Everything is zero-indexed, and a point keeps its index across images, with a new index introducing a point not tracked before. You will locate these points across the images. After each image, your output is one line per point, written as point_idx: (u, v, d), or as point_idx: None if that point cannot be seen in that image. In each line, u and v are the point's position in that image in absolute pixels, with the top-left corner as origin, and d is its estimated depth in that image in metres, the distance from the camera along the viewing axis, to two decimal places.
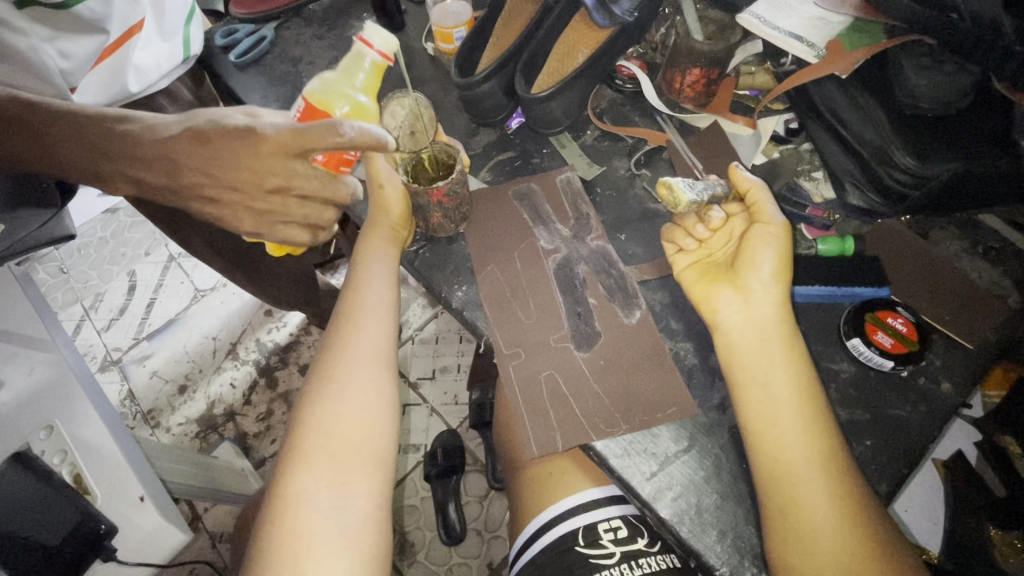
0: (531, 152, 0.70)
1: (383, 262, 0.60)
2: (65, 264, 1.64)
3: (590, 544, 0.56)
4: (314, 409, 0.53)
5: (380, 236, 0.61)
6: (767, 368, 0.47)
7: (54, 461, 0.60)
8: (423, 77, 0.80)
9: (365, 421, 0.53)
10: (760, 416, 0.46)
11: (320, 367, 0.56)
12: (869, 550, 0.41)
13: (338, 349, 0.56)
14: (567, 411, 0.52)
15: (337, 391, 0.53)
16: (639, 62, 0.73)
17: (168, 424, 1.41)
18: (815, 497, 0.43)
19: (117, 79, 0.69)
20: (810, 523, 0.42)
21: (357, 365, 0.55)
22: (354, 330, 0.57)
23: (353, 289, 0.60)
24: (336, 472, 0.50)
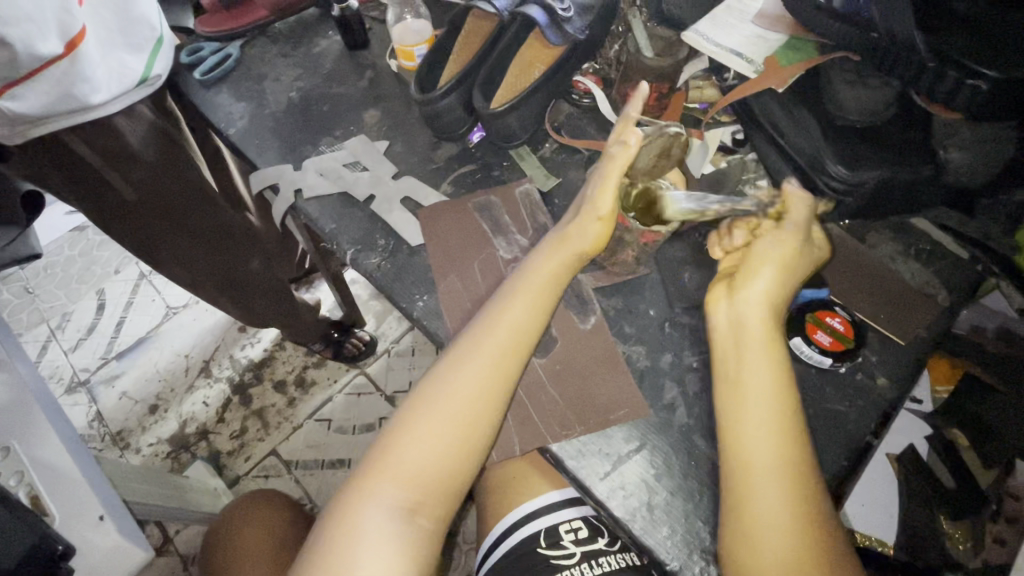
0: (491, 165, 0.72)
1: (541, 282, 0.55)
2: (30, 284, 1.61)
3: (551, 545, 0.58)
4: (428, 399, 0.51)
5: (558, 254, 0.57)
6: (748, 371, 0.48)
7: (10, 482, 0.61)
8: (387, 94, 0.82)
9: (462, 447, 0.49)
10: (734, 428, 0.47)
11: (437, 369, 0.53)
12: (820, 571, 0.41)
13: (469, 352, 0.52)
14: (523, 414, 0.53)
15: (454, 391, 0.51)
16: (595, 78, 0.75)
17: (138, 445, 1.38)
18: (775, 514, 0.43)
19: (63, 90, 0.66)
20: (768, 540, 0.42)
21: (464, 387, 0.51)
22: (491, 342, 0.53)
23: (508, 293, 0.55)
24: (415, 486, 0.48)
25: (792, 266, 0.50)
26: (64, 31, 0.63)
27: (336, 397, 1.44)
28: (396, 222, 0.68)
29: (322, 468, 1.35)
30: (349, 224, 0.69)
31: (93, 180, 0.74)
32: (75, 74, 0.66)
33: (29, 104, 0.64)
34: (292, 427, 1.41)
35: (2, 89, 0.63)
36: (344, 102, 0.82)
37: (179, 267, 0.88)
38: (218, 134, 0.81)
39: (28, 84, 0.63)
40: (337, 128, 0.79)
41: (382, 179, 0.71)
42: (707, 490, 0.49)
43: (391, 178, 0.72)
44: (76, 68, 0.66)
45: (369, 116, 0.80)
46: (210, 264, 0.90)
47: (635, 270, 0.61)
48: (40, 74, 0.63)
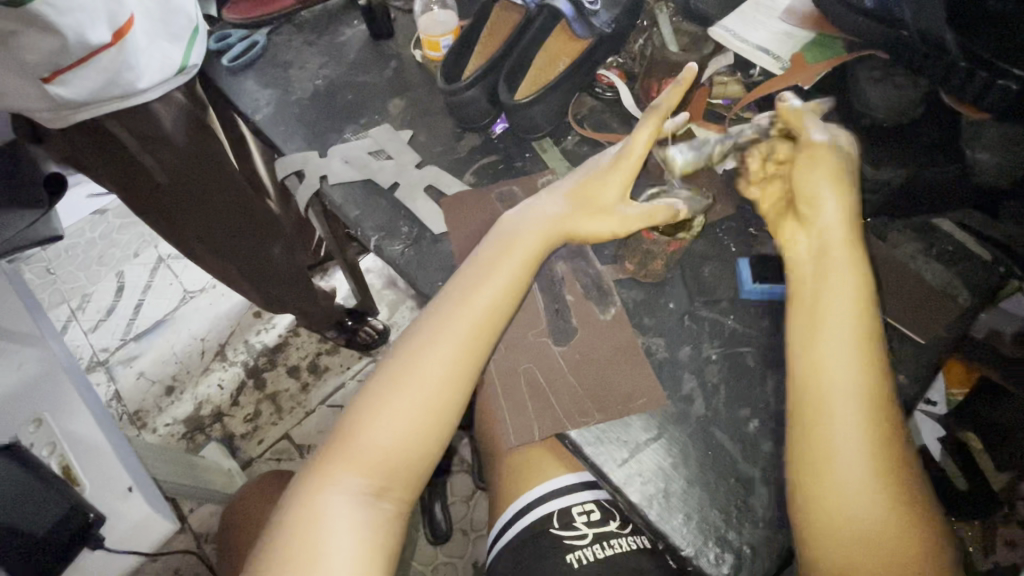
0: (513, 156, 0.73)
1: (514, 265, 0.55)
2: (52, 265, 1.64)
3: (564, 526, 0.60)
4: (394, 380, 0.51)
5: (536, 226, 0.56)
6: (826, 297, 0.48)
7: (43, 452, 0.63)
8: (411, 84, 0.83)
9: (425, 432, 0.51)
10: (811, 377, 0.46)
11: (402, 351, 0.53)
12: (901, 516, 0.42)
13: (437, 337, 0.52)
14: (543, 401, 0.54)
15: (420, 375, 0.51)
16: (619, 71, 0.75)
17: (154, 425, 1.41)
18: (854, 463, 0.43)
19: (107, 77, 0.67)
20: (844, 491, 0.42)
21: (428, 372, 0.51)
22: (462, 325, 0.53)
23: (483, 271, 0.55)
24: (377, 470, 0.50)
25: (850, 183, 0.50)
26: (112, 22, 0.65)
27: (349, 384, 1.46)
28: (418, 210, 0.69)
29: None
30: (372, 212, 0.70)
31: (124, 162, 0.76)
32: (122, 63, 0.68)
33: (74, 90, 0.66)
34: (304, 412, 1.43)
35: (50, 76, 0.64)
36: (368, 91, 0.83)
37: (203, 250, 0.90)
38: (245, 120, 0.82)
39: (76, 71, 0.65)
40: (362, 117, 0.80)
41: (406, 168, 0.73)
42: (722, 480, 0.50)
43: (414, 167, 0.73)
44: (123, 57, 0.68)
45: (393, 105, 0.81)
46: (230, 249, 0.92)
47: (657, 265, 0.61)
48: (87, 62, 0.65)
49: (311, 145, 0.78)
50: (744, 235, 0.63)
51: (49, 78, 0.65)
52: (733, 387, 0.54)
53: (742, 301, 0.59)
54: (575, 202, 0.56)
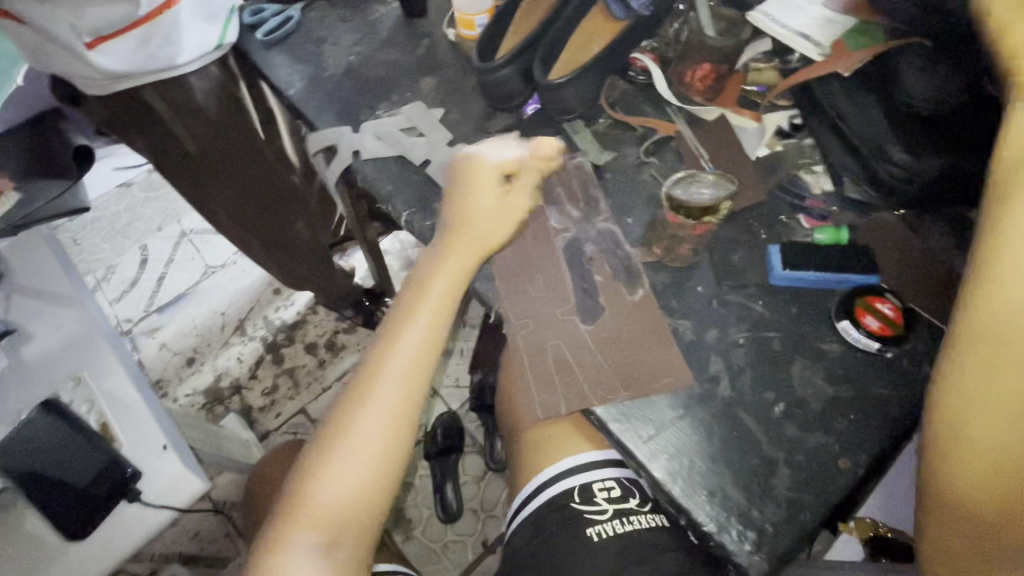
0: (544, 137, 0.73)
1: (430, 313, 0.59)
2: (78, 236, 1.68)
3: (584, 501, 0.61)
4: (338, 435, 0.54)
5: (456, 255, 0.59)
6: (1012, 217, 0.40)
7: (82, 409, 0.66)
8: (443, 63, 0.83)
9: (373, 480, 0.54)
10: (1002, 319, 0.38)
11: (341, 409, 0.56)
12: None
13: (370, 391, 0.55)
14: (569, 377, 0.55)
15: (361, 427, 0.54)
16: (653, 56, 0.76)
17: (175, 394, 1.45)
18: (1010, 408, 0.37)
19: (146, 49, 0.69)
20: (1013, 447, 0.37)
21: (371, 420, 0.54)
22: (395, 373, 0.56)
23: (402, 320, 0.59)
24: (329, 525, 0.52)
25: None
26: None
27: None
28: None
29: None
30: (402, 188, 0.71)
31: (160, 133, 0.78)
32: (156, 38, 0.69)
33: (116, 60, 0.68)
34: (321, 388, 1.46)
35: (93, 43, 0.66)
36: (400, 68, 0.83)
37: (230, 222, 0.92)
38: (278, 94, 0.83)
39: (119, 40, 0.67)
40: (394, 94, 0.81)
41: (437, 146, 0.73)
42: (745, 460, 0.50)
43: (445, 144, 0.73)
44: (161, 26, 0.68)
45: (424, 83, 0.81)
46: (256, 223, 0.94)
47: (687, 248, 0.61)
48: (129, 33, 0.67)
49: (343, 121, 0.79)
50: (774, 222, 0.63)
51: (92, 44, 0.66)
52: (759, 371, 0.55)
53: (770, 287, 0.59)
54: (457, 251, 0.59)
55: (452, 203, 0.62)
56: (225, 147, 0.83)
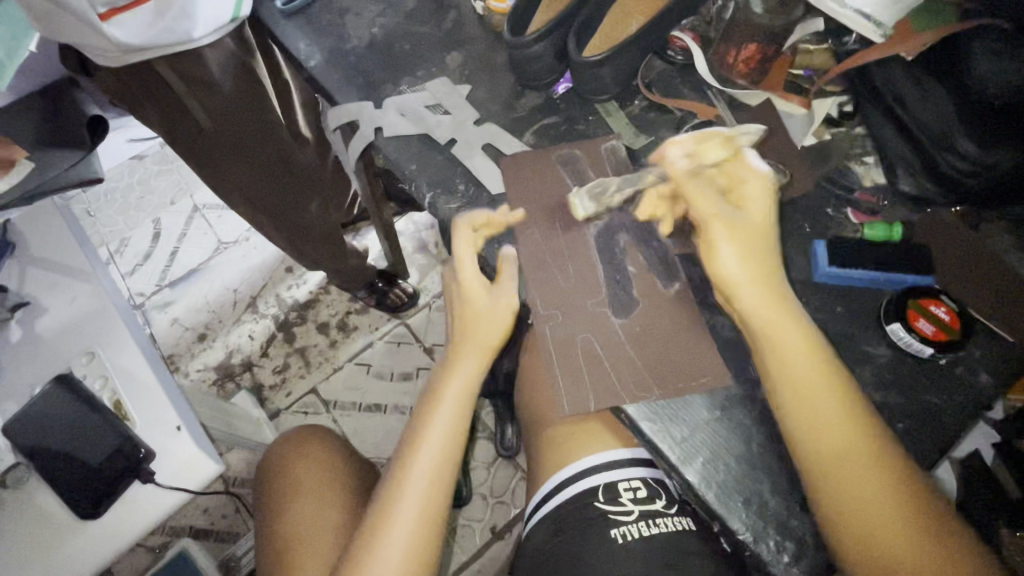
0: (576, 118, 0.70)
1: (462, 382, 0.59)
2: (91, 208, 1.67)
3: (609, 500, 0.59)
4: (382, 523, 0.55)
5: (467, 348, 0.59)
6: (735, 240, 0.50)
7: (95, 385, 0.65)
8: (470, 38, 0.79)
9: (418, 546, 0.54)
10: (810, 396, 0.46)
11: (381, 494, 0.57)
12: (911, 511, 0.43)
13: (413, 458, 0.57)
14: (600, 372, 0.53)
15: (403, 507, 0.55)
16: (694, 35, 0.70)
17: (186, 369, 1.45)
18: (837, 437, 0.45)
19: (160, 20, 0.66)
20: (862, 486, 0.44)
21: (415, 499, 0.55)
22: (435, 449, 0.57)
23: (431, 400, 0.59)
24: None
25: None
26: None
27: (376, 344, 1.47)
28: (475, 169, 0.66)
29: (359, 410, 1.40)
30: (426, 167, 0.68)
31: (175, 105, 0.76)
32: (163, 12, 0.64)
33: (129, 31, 0.65)
34: (332, 368, 1.45)
35: (106, 13, 0.63)
36: (425, 42, 0.79)
37: (243, 200, 0.90)
38: (298, 67, 0.80)
39: (132, 11, 0.64)
40: (419, 69, 0.77)
41: (463, 124, 0.70)
42: (784, 467, 0.48)
43: (472, 123, 0.70)
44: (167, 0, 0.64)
45: (451, 59, 0.78)
46: (270, 200, 0.91)
47: None
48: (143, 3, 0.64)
49: (366, 96, 0.76)
50: (820, 215, 0.59)
51: (105, 15, 0.63)
52: None
53: (815, 284, 0.56)
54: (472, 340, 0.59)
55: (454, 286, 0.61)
56: (239, 121, 0.80)
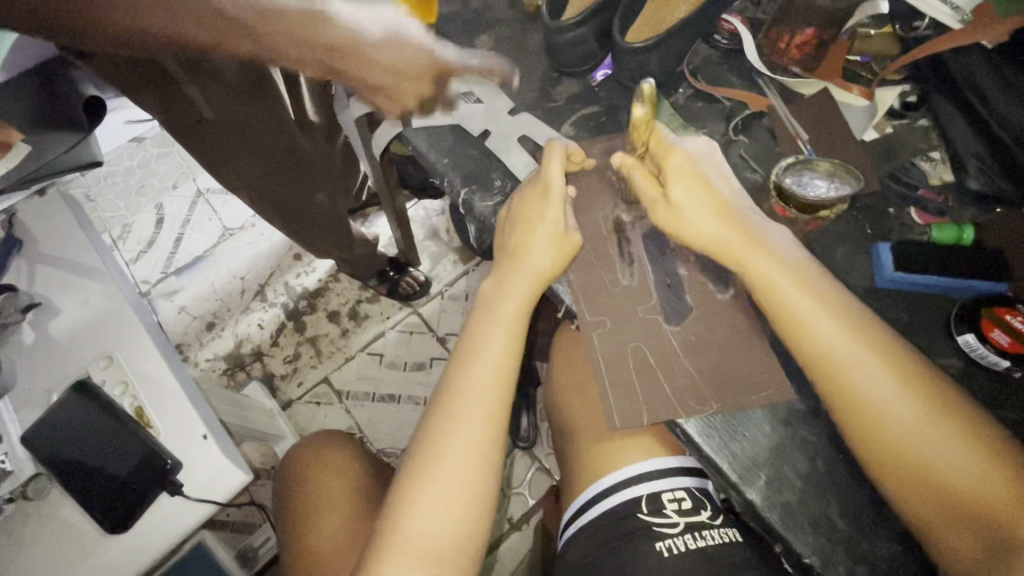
0: (617, 108, 0.66)
1: (505, 327, 0.52)
2: (92, 192, 1.62)
3: (654, 512, 0.57)
4: (424, 467, 0.48)
5: (518, 280, 0.53)
6: (684, 195, 0.50)
7: (115, 391, 0.62)
8: (499, 19, 0.74)
9: (469, 507, 0.47)
10: (801, 330, 0.46)
11: (421, 442, 0.49)
12: (938, 411, 0.42)
13: (457, 408, 0.49)
14: (653, 384, 0.50)
15: (448, 453, 0.48)
16: (743, 18, 0.67)
17: (196, 359, 1.42)
18: (849, 354, 0.44)
19: None
20: (902, 428, 0.42)
21: (461, 444, 0.48)
22: (481, 390, 0.50)
23: (480, 335, 0.52)
24: (430, 559, 0.46)
25: None
26: None
27: (389, 333, 1.44)
28: (511, 163, 0.63)
29: (372, 400, 1.37)
30: (459, 160, 0.64)
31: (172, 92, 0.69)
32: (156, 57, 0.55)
33: None
34: (344, 358, 1.42)
35: None
36: (452, 23, 0.74)
37: (251, 197, 0.84)
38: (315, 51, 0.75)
39: None
40: None
41: (497, 114, 0.66)
42: (851, 488, 0.46)
43: (505, 113, 0.66)
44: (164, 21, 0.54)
45: (480, 42, 0.73)
46: (280, 197, 0.85)
47: None
48: None
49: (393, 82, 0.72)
50: (882, 216, 0.56)
51: None
52: None
53: (878, 290, 0.53)
54: (518, 275, 0.53)
55: (510, 226, 0.55)
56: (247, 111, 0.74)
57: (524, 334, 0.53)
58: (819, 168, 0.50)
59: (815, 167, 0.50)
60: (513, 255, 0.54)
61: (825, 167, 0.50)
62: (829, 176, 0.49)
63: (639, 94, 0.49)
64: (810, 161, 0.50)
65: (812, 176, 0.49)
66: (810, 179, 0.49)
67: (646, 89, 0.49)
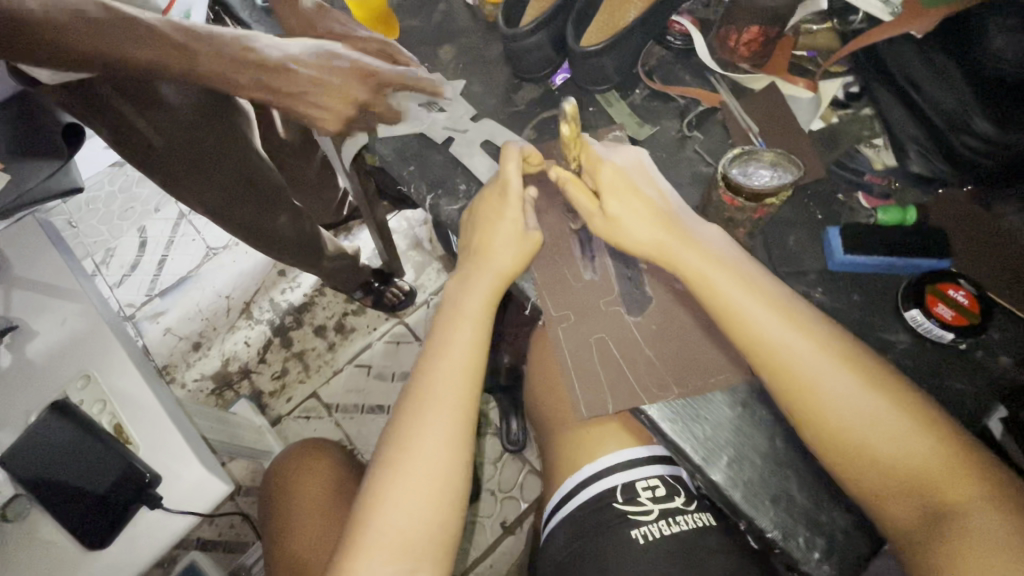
0: (576, 110, 0.68)
1: (471, 324, 0.53)
2: (73, 218, 1.62)
3: (628, 501, 0.58)
4: (394, 463, 0.49)
5: (481, 278, 0.54)
6: (617, 208, 0.51)
7: (93, 410, 0.62)
8: (461, 30, 0.76)
9: (440, 500, 0.48)
10: (741, 326, 0.47)
11: (390, 440, 0.50)
12: (876, 390, 0.44)
13: (424, 405, 0.50)
14: (617, 373, 0.52)
15: (417, 448, 0.49)
16: (692, 19, 0.70)
17: (183, 380, 1.42)
18: (790, 341, 0.46)
19: None
20: (843, 414, 0.44)
21: (427, 440, 0.49)
22: (448, 386, 0.51)
23: (443, 335, 0.53)
24: (402, 554, 0.46)
25: None
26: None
27: (375, 344, 1.45)
28: (475, 167, 0.65)
29: (361, 412, 1.38)
30: (425, 166, 0.65)
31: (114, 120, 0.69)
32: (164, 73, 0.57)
33: None
34: (332, 371, 1.42)
35: None
36: (416, 35, 0.77)
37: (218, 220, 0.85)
38: None
39: None
40: None
41: (460, 121, 0.68)
42: (810, 463, 0.47)
43: (468, 120, 0.68)
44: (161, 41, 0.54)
45: (443, 52, 0.75)
46: (252, 216, 0.86)
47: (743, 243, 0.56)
48: None
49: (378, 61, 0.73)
50: (831, 202, 0.58)
51: None
52: None
53: (829, 273, 0.55)
54: (481, 273, 0.54)
55: (472, 229, 0.56)
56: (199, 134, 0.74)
57: (489, 331, 0.54)
58: (762, 156, 0.52)
59: (758, 158, 0.52)
60: (475, 255, 0.55)
61: (769, 155, 0.51)
62: (771, 164, 0.51)
63: (564, 115, 0.49)
64: (750, 153, 0.52)
65: (752, 167, 0.51)
66: (756, 170, 0.51)
67: (570, 109, 0.48)
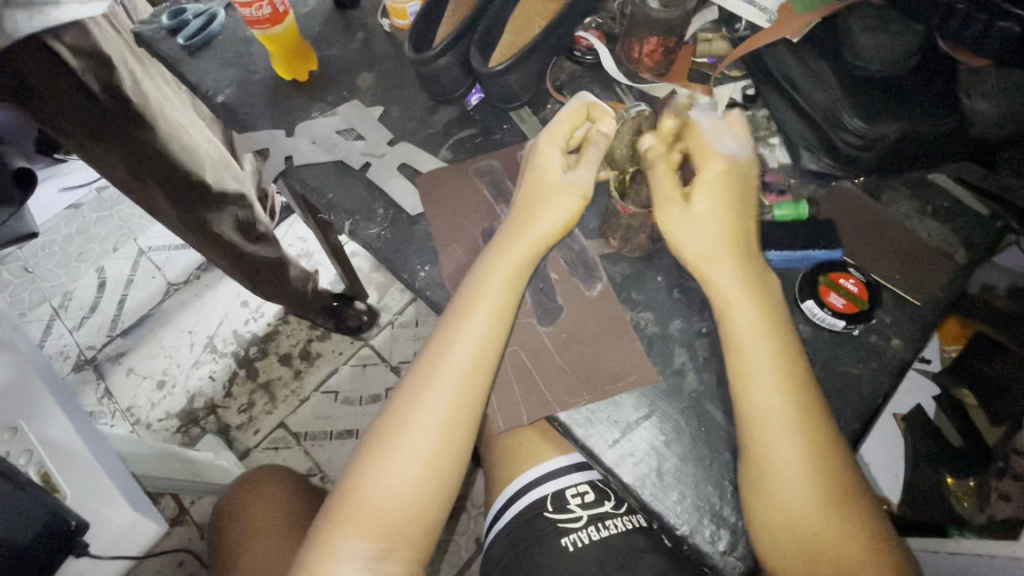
0: (492, 128, 0.70)
1: (492, 303, 0.52)
2: (30, 264, 1.59)
3: (558, 509, 0.59)
4: (387, 438, 0.50)
5: (522, 244, 0.54)
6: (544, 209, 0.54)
7: (19, 461, 0.61)
8: (380, 57, 0.78)
9: (429, 482, 0.49)
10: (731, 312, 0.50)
11: (388, 414, 0.51)
12: (815, 424, 0.46)
13: (427, 384, 0.50)
14: (530, 385, 0.53)
15: (416, 425, 0.49)
16: (598, 33, 0.72)
17: (147, 420, 1.39)
18: (756, 336, 0.48)
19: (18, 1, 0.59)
20: (782, 449, 0.45)
21: (423, 421, 0.49)
22: (455, 370, 0.50)
23: (462, 308, 0.52)
24: (381, 531, 0.48)
25: None
26: None
27: (342, 369, 1.44)
28: (393, 190, 0.66)
29: (330, 438, 1.37)
30: (345, 193, 0.66)
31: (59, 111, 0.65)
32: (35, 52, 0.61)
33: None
34: (299, 400, 1.41)
35: None
36: (336, 64, 0.78)
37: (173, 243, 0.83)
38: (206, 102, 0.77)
39: None
40: (329, 94, 0.76)
41: (377, 146, 0.69)
42: (717, 459, 0.49)
43: (386, 144, 0.69)
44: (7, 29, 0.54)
45: (362, 80, 0.76)
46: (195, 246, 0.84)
47: (650, 249, 0.57)
48: None
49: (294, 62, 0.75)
50: None
51: None
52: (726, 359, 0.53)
53: None
54: (523, 240, 0.54)
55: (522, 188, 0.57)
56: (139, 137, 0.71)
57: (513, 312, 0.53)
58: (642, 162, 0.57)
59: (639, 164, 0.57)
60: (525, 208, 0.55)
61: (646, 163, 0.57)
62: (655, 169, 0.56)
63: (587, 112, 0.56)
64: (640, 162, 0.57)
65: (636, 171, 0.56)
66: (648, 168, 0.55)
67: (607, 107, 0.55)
